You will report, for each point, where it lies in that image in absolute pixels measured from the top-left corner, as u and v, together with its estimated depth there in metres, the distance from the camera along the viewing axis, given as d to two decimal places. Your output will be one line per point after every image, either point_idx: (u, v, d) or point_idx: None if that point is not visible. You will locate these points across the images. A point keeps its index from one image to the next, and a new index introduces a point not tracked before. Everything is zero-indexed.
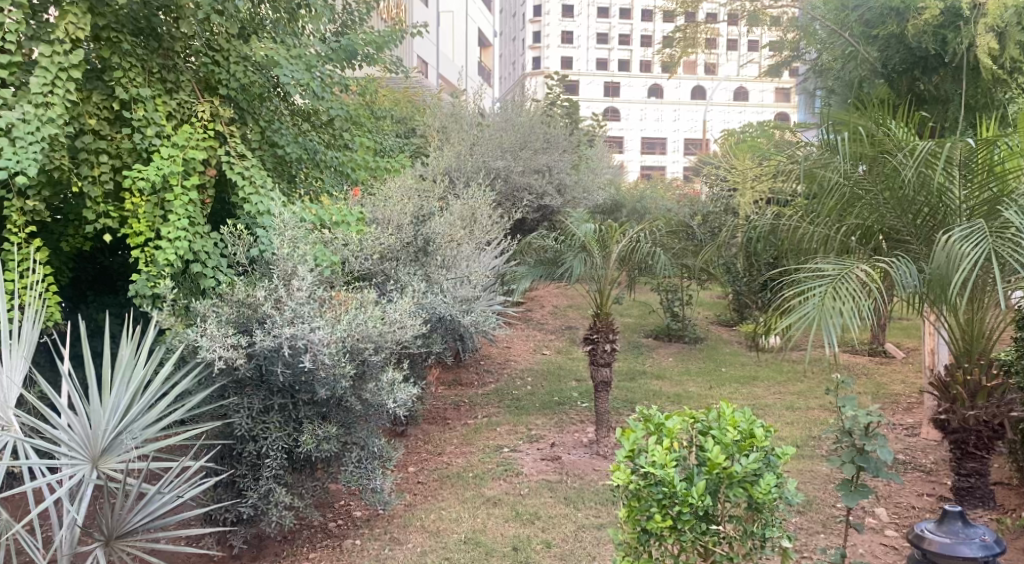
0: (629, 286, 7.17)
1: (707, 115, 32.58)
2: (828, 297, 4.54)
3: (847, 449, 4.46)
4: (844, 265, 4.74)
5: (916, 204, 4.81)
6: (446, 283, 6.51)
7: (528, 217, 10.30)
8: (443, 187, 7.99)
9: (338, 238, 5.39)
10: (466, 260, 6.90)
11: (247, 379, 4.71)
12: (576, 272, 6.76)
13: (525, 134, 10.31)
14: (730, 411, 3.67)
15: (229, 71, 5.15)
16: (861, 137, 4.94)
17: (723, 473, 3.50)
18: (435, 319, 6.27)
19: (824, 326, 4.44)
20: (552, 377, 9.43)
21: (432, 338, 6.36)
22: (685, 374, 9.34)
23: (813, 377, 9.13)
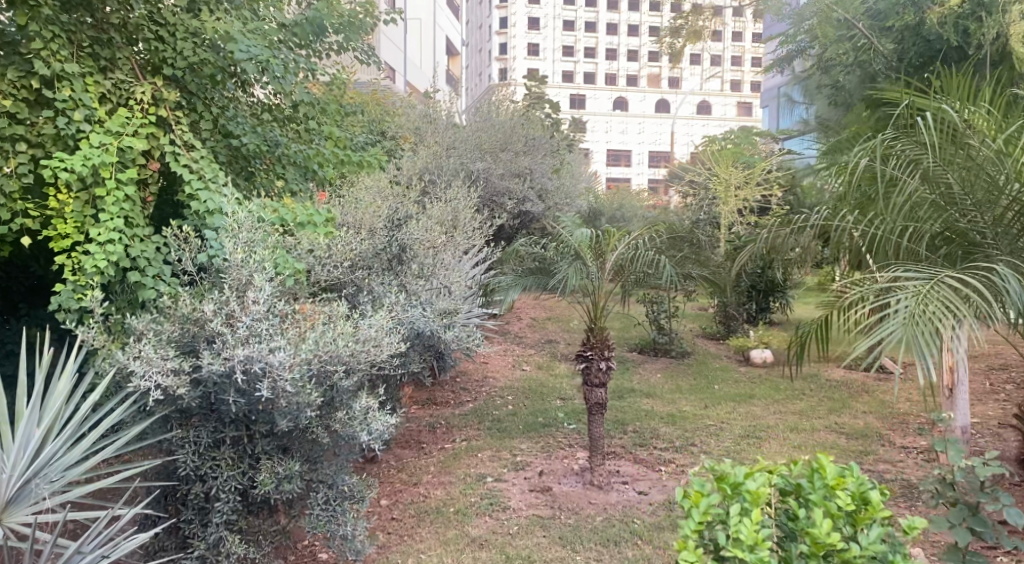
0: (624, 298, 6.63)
1: (675, 127, 32.30)
2: (915, 310, 4.02)
3: (955, 510, 4.24)
4: (929, 277, 4.25)
5: (1000, 206, 4.40)
6: (422, 294, 5.81)
7: (508, 223, 9.68)
8: (419, 188, 7.32)
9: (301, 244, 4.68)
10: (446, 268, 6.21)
11: (194, 410, 3.96)
12: (570, 283, 6.14)
13: (506, 135, 9.69)
14: (833, 474, 3.40)
15: (175, 48, 4.45)
16: (941, 129, 4.47)
17: (836, 555, 3.21)
18: (409, 336, 5.58)
19: (913, 345, 3.92)
20: (535, 396, 8.77)
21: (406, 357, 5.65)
22: (676, 392, 8.74)
23: (812, 395, 8.57)
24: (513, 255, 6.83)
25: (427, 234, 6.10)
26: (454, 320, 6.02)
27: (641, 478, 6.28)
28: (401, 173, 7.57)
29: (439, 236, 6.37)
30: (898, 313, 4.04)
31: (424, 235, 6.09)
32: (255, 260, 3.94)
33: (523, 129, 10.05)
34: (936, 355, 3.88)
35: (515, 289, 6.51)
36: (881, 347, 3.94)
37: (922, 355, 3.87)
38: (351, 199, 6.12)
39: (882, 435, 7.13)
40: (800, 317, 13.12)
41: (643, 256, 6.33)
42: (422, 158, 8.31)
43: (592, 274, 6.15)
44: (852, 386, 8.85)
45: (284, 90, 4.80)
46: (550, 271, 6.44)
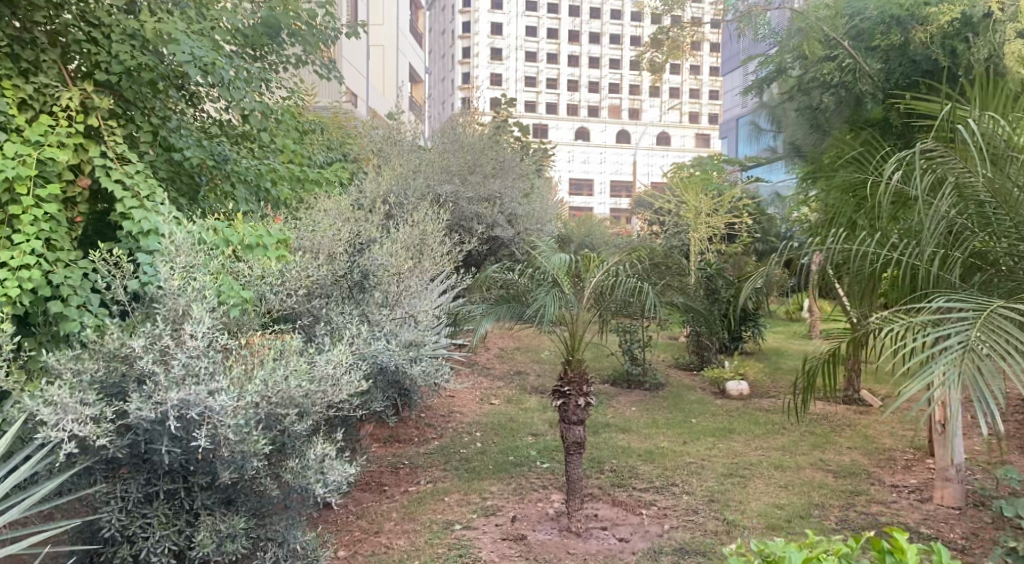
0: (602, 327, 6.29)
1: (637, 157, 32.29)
2: (967, 345, 3.80)
3: None
4: (980, 307, 4.03)
5: None
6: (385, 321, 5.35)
7: (476, 249, 9.28)
8: (382, 209, 6.87)
9: (244, 267, 4.17)
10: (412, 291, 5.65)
11: (123, 460, 3.45)
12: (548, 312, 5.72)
13: (474, 157, 9.32)
14: None
15: (110, 50, 3.97)
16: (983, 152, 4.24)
17: None
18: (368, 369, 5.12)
19: (970, 383, 3.69)
20: (505, 433, 8.33)
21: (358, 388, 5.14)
22: (653, 427, 8.35)
23: (794, 429, 8.18)
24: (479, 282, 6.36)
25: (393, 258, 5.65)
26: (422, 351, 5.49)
27: (621, 523, 5.86)
28: (367, 194, 7.14)
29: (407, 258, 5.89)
30: (950, 351, 3.83)
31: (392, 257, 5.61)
32: (195, 287, 3.44)
33: (492, 151, 9.70)
34: (997, 392, 3.65)
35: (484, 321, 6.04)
36: (935, 389, 3.72)
37: (982, 393, 3.63)
38: (309, 223, 5.65)
39: (870, 473, 6.80)
40: (772, 347, 12.85)
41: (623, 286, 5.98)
42: (387, 179, 7.89)
43: (572, 299, 5.84)
44: (833, 419, 8.54)
45: (233, 99, 4.35)
46: (524, 300, 6.05)
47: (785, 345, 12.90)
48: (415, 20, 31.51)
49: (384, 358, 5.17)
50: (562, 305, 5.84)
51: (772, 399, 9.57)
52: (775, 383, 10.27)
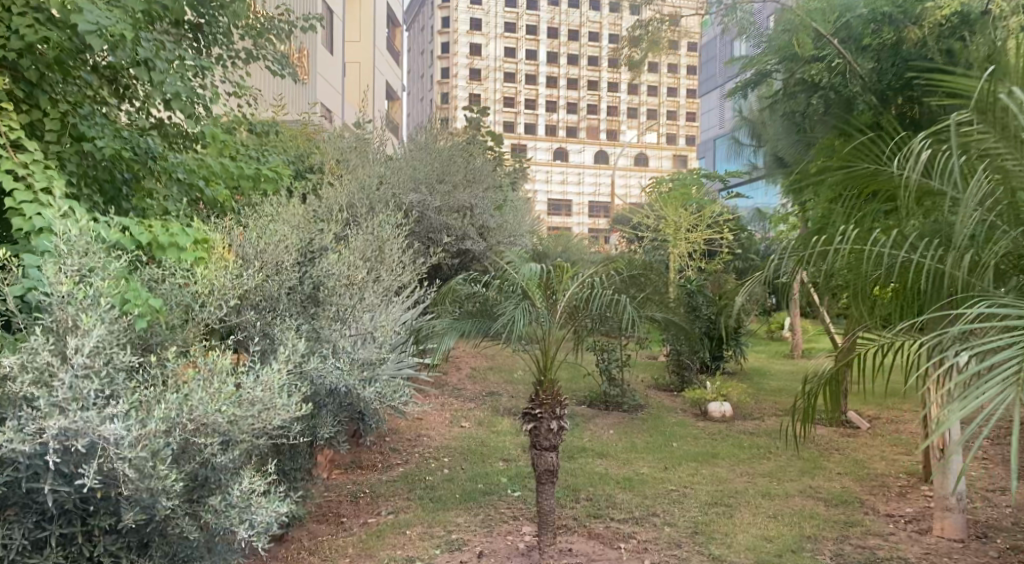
0: (576, 344, 5.84)
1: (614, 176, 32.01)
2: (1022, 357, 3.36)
3: None
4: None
5: None
6: (334, 338, 4.89)
7: (445, 263, 8.82)
8: (340, 217, 6.39)
9: (161, 274, 3.73)
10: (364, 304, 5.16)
11: (10, 499, 2.95)
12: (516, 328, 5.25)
13: (443, 165, 8.88)
14: None
15: (12, 28, 3.75)
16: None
17: None
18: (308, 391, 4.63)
19: None
20: (473, 458, 7.82)
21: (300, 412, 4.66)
22: (632, 451, 7.87)
23: (780, 453, 7.73)
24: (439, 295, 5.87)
25: (345, 267, 5.19)
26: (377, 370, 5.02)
27: (597, 559, 5.36)
28: (323, 201, 6.66)
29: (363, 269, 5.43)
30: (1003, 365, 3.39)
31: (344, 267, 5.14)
32: (87, 295, 2.97)
33: (463, 160, 9.27)
34: None
35: (446, 338, 5.56)
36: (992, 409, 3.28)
37: None
38: (253, 230, 5.18)
39: (863, 501, 6.35)
40: (753, 366, 12.43)
41: (598, 300, 5.55)
42: (348, 186, 7.41)
43: (543, 314, 5.40)
44: (820, 442, 8.10)
45: (154, 80, 4.05)
46: (490, 314, 5.58)
47: (768, 364, 12.50)
48: (392, 36, 31.22)
49: (332, 379, 4.69)
50: (533, 320, 5.40)
51: (755, 421, 9.13)
52: (759, 404, 9.82)
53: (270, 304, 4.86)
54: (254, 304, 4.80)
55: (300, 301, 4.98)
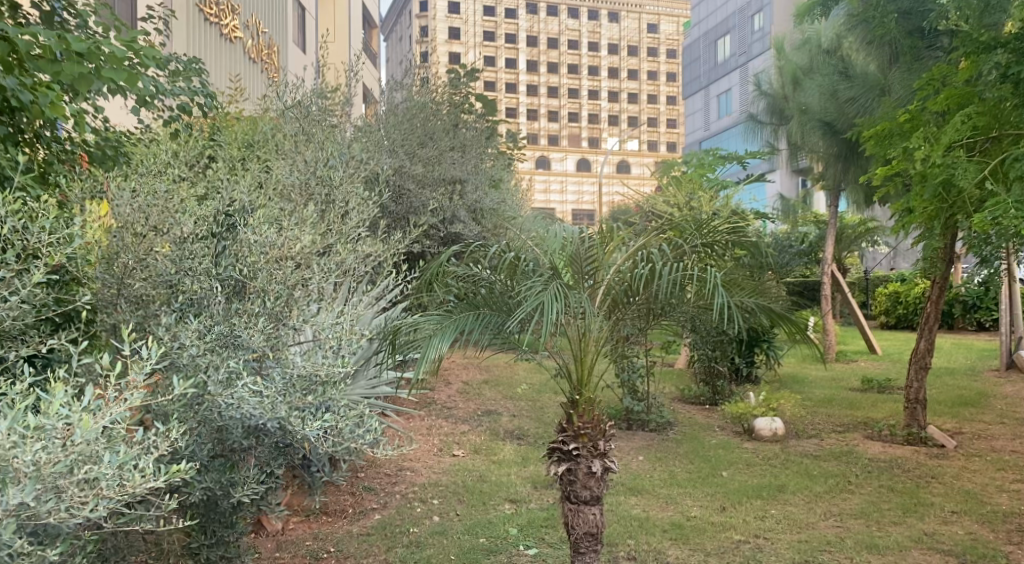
0: (613, 332, 4.49)
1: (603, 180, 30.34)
2: None
3: None
4: None
5: None
6: (249, 337, 3.16)
7: (429, 249, 7.15)
8: (290, 185, 4.72)
9: None
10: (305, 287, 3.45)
11: None
12: (549, 317, 3.58)
13: (426, 127, 7.21)
14: None
15: None
16: None
17: None
18: (197, 425, 3.05)
19: None
20: (471, 500, 6.13)
21: (189, 458, 3.07)
22: (673, 485, 6.18)
23: (862, 483, 6.09)
24: (414, 277, 4.15)
25: (282, 238, 3.51)
26: (333, 377, 3.29)
27: None
28: (269, 168, 5.01)
29: (319, 243, 3.78)
30: None
31: (280, 235, 3.46)
32: None
33: (452, 128, 7.66)
34: None
35: (434, 338, 3.79)
36: None
37: None
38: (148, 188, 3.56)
39: (1007, 556, 4.67)
40: (787, 371, 10.74)
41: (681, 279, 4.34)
42: (303, 149, 5.73)
43: (580, 301, 3.81)
44: (905, 467, 6.48)
45: None
46: (504, 308, 3.97)
47: (804, 369, 10.83)
48: (368, 35, 29.48)
49: (246, 411, 3.00)
50: (572, 316, 3.83)
51: (813, 440, 7.48)
52: (811, 418, 8.18)
53: (164, 292, 3.33)
54: (135, 295, 3.34)
55: (214, 288, 3.33)
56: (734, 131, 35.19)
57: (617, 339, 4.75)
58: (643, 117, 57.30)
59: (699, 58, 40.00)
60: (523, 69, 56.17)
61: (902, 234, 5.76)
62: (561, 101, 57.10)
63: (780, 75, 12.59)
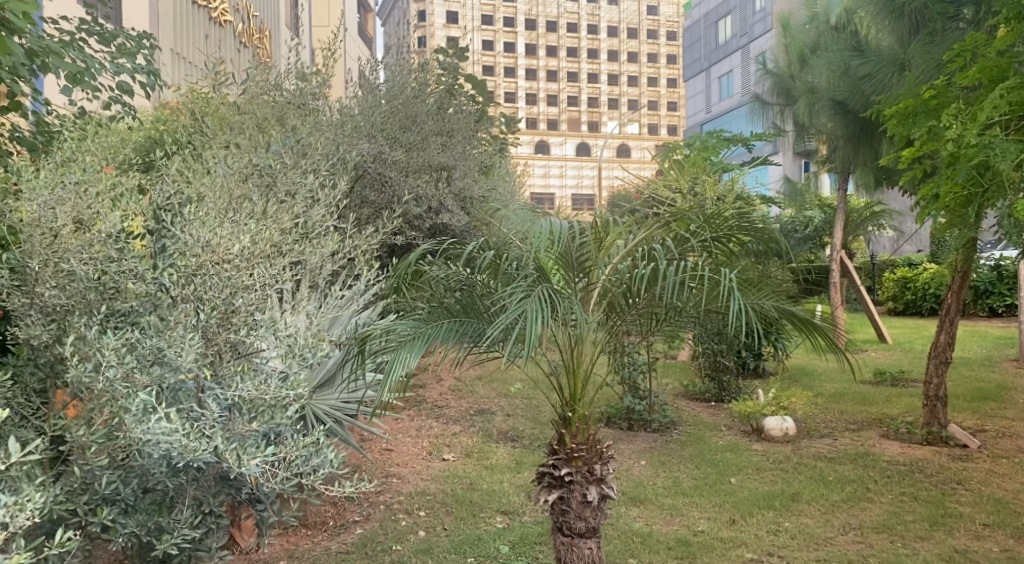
0: (615, 339, 4.22)
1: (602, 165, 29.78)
2: None
3: None
4: None
5: None
6: (181, 358, 2.88)
7: (414, 240, 6.65)
8: (247, 174, 4.25)
9: None
10: (248, 291, 3.11)
11: None
12: (537, 328, 3.35)
13: (411, 109, 6.68)
14: None
15: None
16: None
17: None
18: (125, 460, 2.88)
19: None
20: (460, 512, 5.69)
21: (115, 496, 2.91)
22: (678, 494, 5.73)
23: (882, 491, 5.63)
24: (376, 280, 3.85)
25: (211, 241, 3.06)
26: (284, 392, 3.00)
27: None
28: (230, 154, 4.52)
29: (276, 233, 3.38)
30: None
31: (217, 233, 3.08)
32: None
33: (439, 110, 7.15)
34: None
35: (405, 350, 3.51)
36: None
37: None
38: (76, 186, 3.18)
39: None
40: (795, 362, 10.25)
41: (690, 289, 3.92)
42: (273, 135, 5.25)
43: (564, 307, 3.63)
44: (927, 471, 6.03)
45: None
46: (481, 310, 3.75)
47: (813, 360, 10.35)
48: (363, 18, 28.80)
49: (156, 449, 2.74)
50: (560, 322, 3.64)
51: (826, 440, 7.03)
52: (823, 415, 7.72)
53: (93, 293, 3.05)
54: (57, 296, 3.05)
55: (154, 292, 3.08)
56: (735, 115, 34.57)
57: (621, 345, 4.44)
58: (643, 100, 56.58)
59: (699, 40, 39.31)
60: (521, 54, 55.41)
61: (927, 221, 5.28)
62: (560, 85, 56.37)
63: (787, 53, 12.05)
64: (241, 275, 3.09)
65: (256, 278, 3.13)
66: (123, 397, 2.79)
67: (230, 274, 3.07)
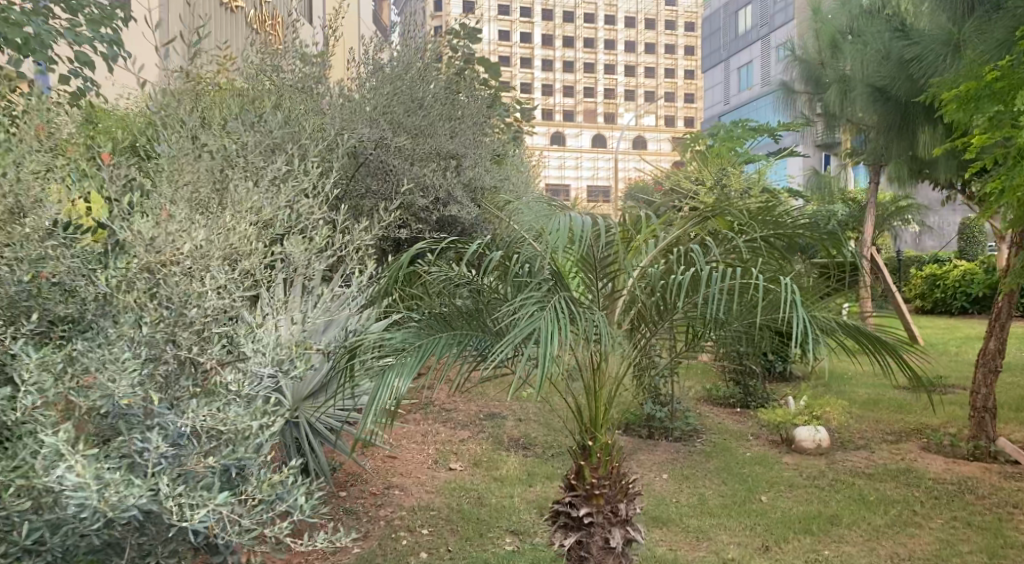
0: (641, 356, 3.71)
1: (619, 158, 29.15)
2: None
3: None
4: None
5: None
6: (114, 386, 2.46)
7: (421, 234, 6.17)
8: (229, 159, 3.79)
9: None
10: (202, 301, 2.70)
11: None
12: (552, 349, 2.93)
13: (419, 92, 6.19)
14: None
15: None
16: None
17: None
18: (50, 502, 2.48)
19: None
20: (466, 531, 5.23)
21: (41, 545, 2.52)
22: (704, 514, 5.25)
23: (930, 515, 5.12)
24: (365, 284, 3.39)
25: (162, 239, 2.68)
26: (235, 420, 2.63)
27: None
28: (211, 138, 4.06)
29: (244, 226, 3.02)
30: None
31: (163, 229, 2.73)
32: None
33: (449, 94, 6.65)
34: None
35: (396, 369, 3.11)
36: None
37: None
38: (5, 160, 2.81)
39: None
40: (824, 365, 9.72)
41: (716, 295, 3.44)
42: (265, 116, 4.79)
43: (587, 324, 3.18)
44: (978, 491, 5.52)
45: None
46: (486, 323, 3.34)
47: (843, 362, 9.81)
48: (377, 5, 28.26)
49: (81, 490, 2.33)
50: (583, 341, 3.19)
51: (862, 453, 6.53)
52: (858, 425, 7.20)
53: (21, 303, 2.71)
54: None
55: (95, 300, 2.71)
56: (754, 107, 33.92)
57: (645, 359, 3.96)
58: (661, 92, 55.82)
59: (719, 30, 38.53)
60: (538, 44, 54.72)
61: (990, 218, 4.75)
62: (577, 76, 55.67)
63: (818, 38, 11.46)
64: (191, 281, 2.69)
65: (211, 283, 2.71)
66: (42, 432, 2.38)
67: (177, 280, 2.67)
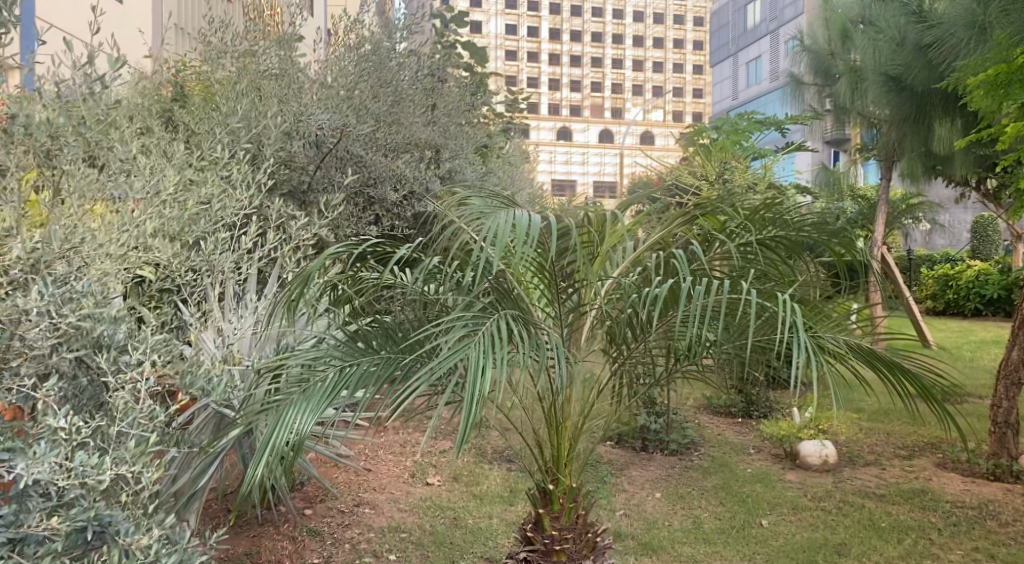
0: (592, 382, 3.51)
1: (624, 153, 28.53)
2: None
3: None
4: None
5: None
6: None
7: (394, 230, 5.70)
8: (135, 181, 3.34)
9: None
10: (33, 323, 2.56)
11: None
12: (481, 387, 2.76)
13: (395, 78, 5.71)
14: None
15: None
16: None
17: None
18: None
19: None
20: (437, 557, 4.76)
21: None
22: (700, 541, 4.77)
23: (949, 545, 4.65)
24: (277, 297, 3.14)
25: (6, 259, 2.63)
26: (82, 469, 2.44)
27: None
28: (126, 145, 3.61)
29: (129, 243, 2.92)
30: None
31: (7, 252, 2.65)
32: None
33: (427, 81, 6.18)
34: None
35: (308, 400, 2.92)
36: None
37: None
38: None
39: None
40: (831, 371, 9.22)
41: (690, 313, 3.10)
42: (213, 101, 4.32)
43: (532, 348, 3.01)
44: (1001, 517, 5.03)
45: None
46: (415, 347, 3.18)
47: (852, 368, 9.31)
48: None
49: None
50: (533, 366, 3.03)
51: (872, 470, 6.05)
52: (866, 438, 6.72)
53: None
54: None
55: None
56: (761, 103, 33.43)
57: (621, 378, 3.57)
58: (668, 87, 55.22)
59: (727, 23, 37.89)
60: (544, 38, 54.06)
61: None
62: (584, 71, 55.04)
63: (828, 28, 10.93)
64: (19, 302, 2.54)
65: (41, 301, 2.55)
66: None
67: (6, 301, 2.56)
